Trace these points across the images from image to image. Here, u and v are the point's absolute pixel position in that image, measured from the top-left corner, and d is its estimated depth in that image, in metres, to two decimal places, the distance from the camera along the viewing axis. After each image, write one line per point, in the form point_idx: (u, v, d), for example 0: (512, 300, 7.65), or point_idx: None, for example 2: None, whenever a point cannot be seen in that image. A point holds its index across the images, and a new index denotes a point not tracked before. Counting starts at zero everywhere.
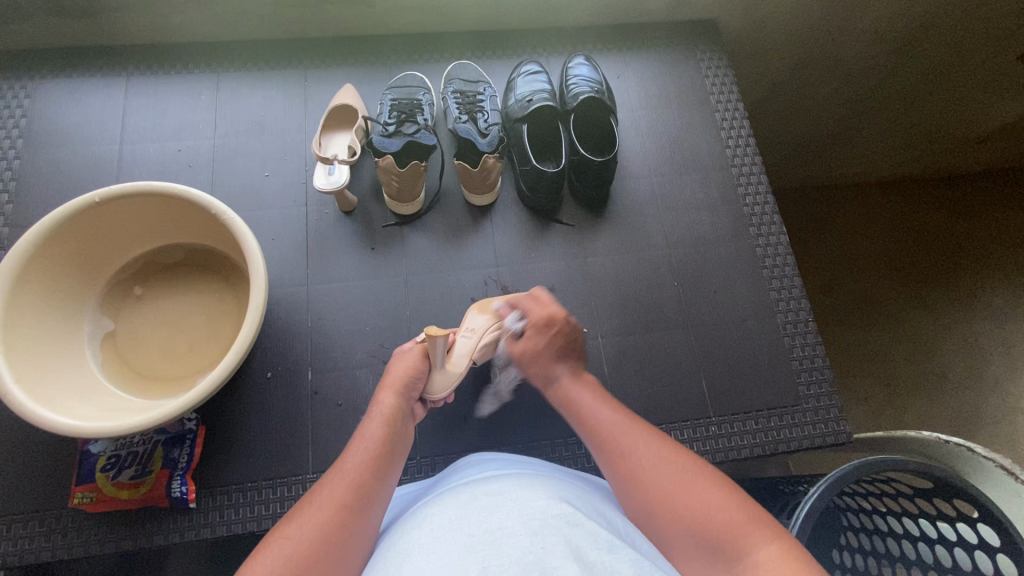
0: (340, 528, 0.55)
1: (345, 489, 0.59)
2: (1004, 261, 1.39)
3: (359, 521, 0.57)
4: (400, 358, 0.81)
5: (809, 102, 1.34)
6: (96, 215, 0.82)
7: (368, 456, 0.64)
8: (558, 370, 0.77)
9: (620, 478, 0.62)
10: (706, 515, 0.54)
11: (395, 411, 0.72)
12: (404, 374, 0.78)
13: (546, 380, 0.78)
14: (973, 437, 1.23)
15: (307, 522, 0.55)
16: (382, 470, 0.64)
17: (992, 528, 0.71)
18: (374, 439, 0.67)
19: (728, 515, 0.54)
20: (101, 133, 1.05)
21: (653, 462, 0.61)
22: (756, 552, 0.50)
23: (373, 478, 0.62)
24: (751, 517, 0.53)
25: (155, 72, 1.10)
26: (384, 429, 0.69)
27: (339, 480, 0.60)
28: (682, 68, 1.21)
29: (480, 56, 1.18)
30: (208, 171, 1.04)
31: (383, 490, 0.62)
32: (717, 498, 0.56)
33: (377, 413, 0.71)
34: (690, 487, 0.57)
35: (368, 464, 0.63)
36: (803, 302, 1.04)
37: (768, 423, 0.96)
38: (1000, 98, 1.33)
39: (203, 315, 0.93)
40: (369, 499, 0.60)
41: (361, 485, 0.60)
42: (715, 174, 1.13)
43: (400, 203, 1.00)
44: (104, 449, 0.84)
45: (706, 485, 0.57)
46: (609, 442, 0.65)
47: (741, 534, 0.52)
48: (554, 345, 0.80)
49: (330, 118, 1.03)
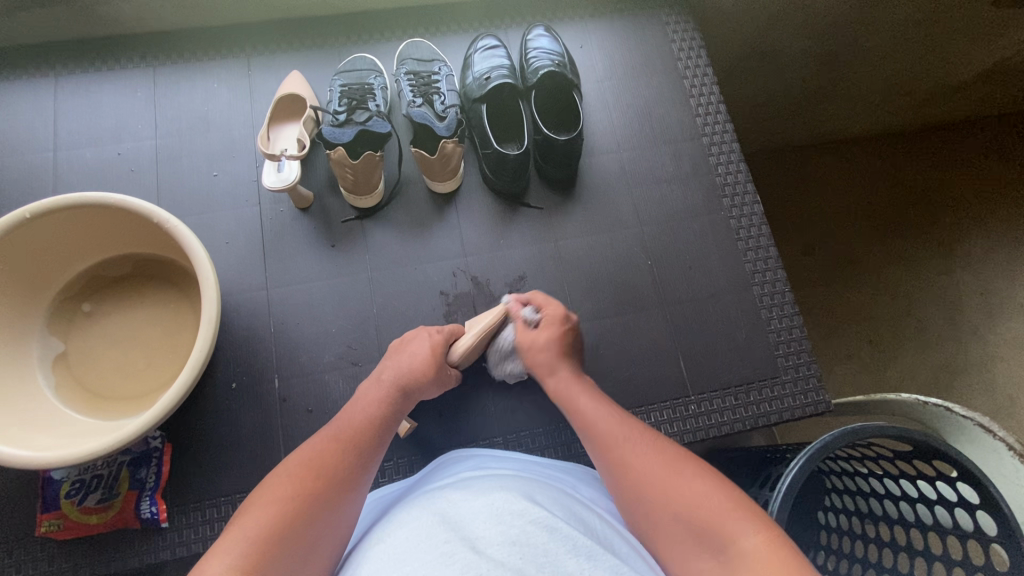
0: (328, 490, 0.57)
1: (335, 455, 0.60)
2: (981, 210, 1.38)
3: (339, 497, 0.57)
4: (414, 346, 0.79)
5: (782, 61, 1.28)
6: (29, 231, 0.76)
7: (358, 431, 0.65)
8: (561, 366, 0.76)
9: (609, 470, 0.62)
10: (692, 504, 0.54)
11: (389, 396, 0.71)
12: (407, 364, 0.75)
13: (549, 370, 0.76)
14: (952, 388, 1.24)
15: (296, 482, 0.56)
16: (374, 440, 0.65)
17: (970, 487, 0.70)
18: (368, 413, 0.67)
19: (710, 504, 0.53)
20: (33, 140, 0.98)
21: (644, 458, 0.60)
22: (739, 537, 0.50)
23: (365, 446, 0.63)
24: (739, 505, 0.53)
25: (86, 70, 1.03)
26: (377, 401, 0.69)
27: (331, 445, 0.62)
28: (647, 34, 1.15)
29: (432, 33, 1.11)
30: (153, 175, 0.98)
31: (372, 462, 0.63)
32: (705, 488, 0.55)
33: (370, 397, 0.70)
34: (680, 476, 0.57)
35: (360, 433, 0.64)
36: (779, 272, 1.02)
37: (748, 397, 0.95)
38: (976, 44, 1.28)
39: (161, 327, 0.89)
40: (356, 462, 0.61)
41: (350, 451, 0.62)
42: (685, 145, 1.09)
43: (358, 197, 0.95)
44: (66, 475, 0.81)
45: (696, 476, 0.57)
46: (607, 440, 0.64)
47: (720, 519, 0.52)
48: (565, 343, 0.79)
49: (277, 109, 0.97)
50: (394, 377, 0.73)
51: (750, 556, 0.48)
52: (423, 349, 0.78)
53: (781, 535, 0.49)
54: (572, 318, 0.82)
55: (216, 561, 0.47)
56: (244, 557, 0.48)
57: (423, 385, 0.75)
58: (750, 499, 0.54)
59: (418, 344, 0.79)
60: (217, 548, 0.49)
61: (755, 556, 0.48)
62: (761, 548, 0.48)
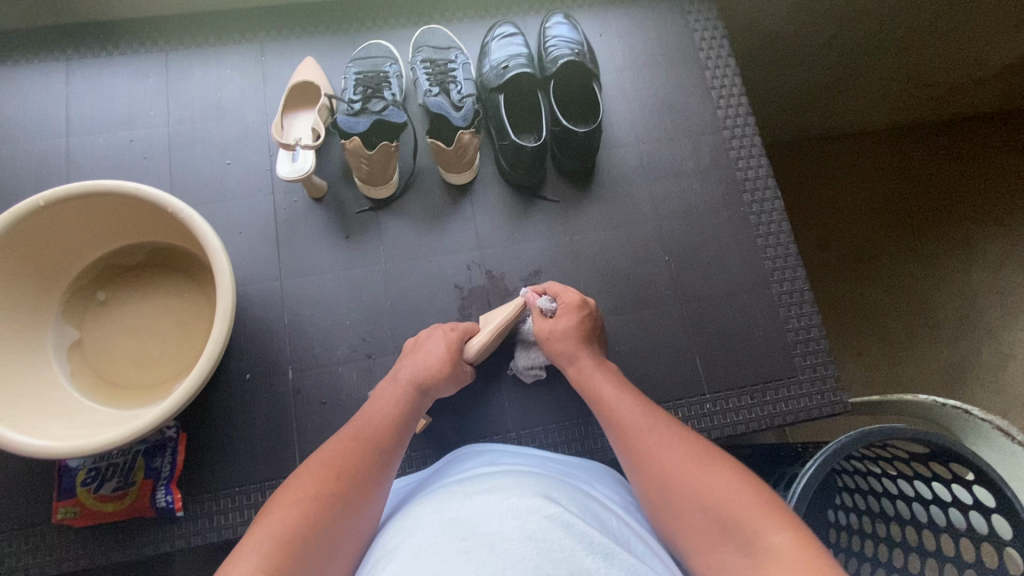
0: (348, 488, 0.57)
1: (354, 455, 0.61)
2: (1003, 206, 1.35)
3: (359, 497, 0.57)
4: (430, 345, 0.78)
5: (803, 51, 1.25)
6: (43, 219, 0.76)
7: (378, 429, 0.65)
8: (584, 352, 0.77)
9: (635, 463, 0.61)
10: (714, 498, 0.53)
11: (406, 396, 0.71)
12: (424, 364, 0.75)
13: (570, 360, 0.77)
14: (966, 387, 1.22)
15: (317, 481, 0.57)
16: (393, 439, 0.65)
17: (987, 490, 0.70)
18: (386, 414, 0.67)
19: (735, 499, 0.52)
20: (45, 124, 0.97)
21: (671, 452, 0.59)
22: (766, 533, 0.48)
23: (383, 446, 0.63)
24: (765, 503, 0.51)
25: (98, 53, 1.01)
26: (394, 403, 0.70)
27: (351, 444, 0.62)
28: (668, 22, 1.13)
29: (448, 19, 1.09)
30: (165, 162, 0.97)
31: (393, 461, 0.63)
32: (731, 484, 0.54)
33: (388, 396, 0.70)
34: (703, 472, 0.56)
35: (378, 434, 0.64)
36: (799, 270, 1.00)
37: (764, 397, 0.94)
38: (1006, 36, 1.24)
39: (174, 316, 0.89)
40: (376, 462, 0.61)
41: (370, 451, 0.62)
42: (705, 138, 1.06)
43: (372, 187, 0.94)
44: (83, 463, 0.82)
45: (718, 472, 0.56)
46: (631, 435, 0.64)
47: (745, 515, 0.51)
48: (583, 327, 0.80)
49: (291, 96, 0.96)
50: (411, 376, 0.73)
51: (773, 549, 0.47)
52: (439, 347, 0.78)
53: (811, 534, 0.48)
54: (591, 304, 0.83)
55: (241, 558, 0.47)
56: (272, 555, 0.48)
57: (440, 384, 0.74)
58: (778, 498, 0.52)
59: (434, 344, 0.79)
60: (243, 546, 0.49)
61: (781, 553, 0.46)
62: (788, 544, 0.47)
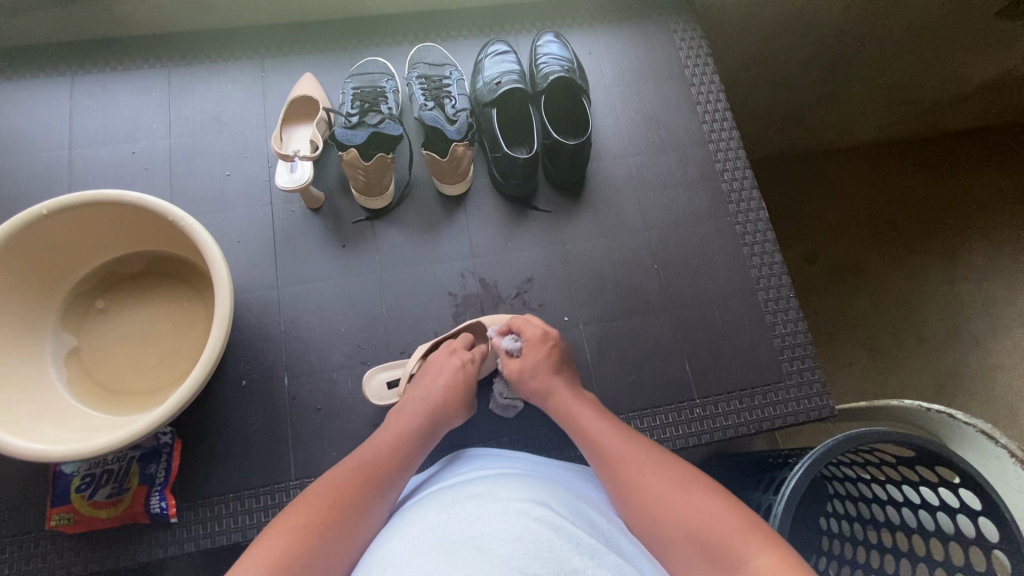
0: (345, 511, 0.58)
1: (359, 479, 0.62)
2: (983, 220, 1.39)
3: (360, 517, 0.58)
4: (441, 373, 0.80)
5: (785, 69, 1.29)
6: (44, 228, 0.77)
7: (387, 456, 0.66)
8: (559, 382, 0.79)
9: (617, 485, 0.62)
10: (703, 521, 0.54)
11: (416, 423, 0.72)
12: (434, 395, 0.77)
13: (547, 391, 0.79)
14: (952, 395, 1.25)
15: (317, 506, 0.57)
16: (400, 465, 0.66)
17: (973, 492, 0.70)
18: (397, 439, 0.69)
19: (722, 522, 0.53)
20: (48, 137, 1.00)
21: (653, 474, 0.61)
22: (752, 556, 0.49)
23: (390, 470, 0.65)
24: (748, 525, 0.53)
25: (102, 70, 1.04)
26: (407, 426, 0.72)
27: (359, 468, 0.63)
28: (655, 41, 1.17)
29: (444, 38, 1.13)
30: (166, 174, 0.99)
31: (398, 482, 0.64)
32: (715, 507, 0.55)
33: (398, 422, 0.72)
34: (687, 496, 0.57)
35: (387, 459, 0.66)
36: (784, 278, 1.03)
37: (752, 402, 0.96)
38: (978, 58, 1.29)
39: (171, 324, 0.90)
40: (374, 481, 0.62)
41: (367, 471, 0.63)
42: (691, 151, 1.10)
43: (369, 198, 0.96)
44: (78, 469, 0.82)
45: (704, 495, 0.57)
46: (613, 460, 0.65)
47: (732, 537, 0.52)
48: (569, 340, 0.85)
49: (291, 110, 0.99)
50: (424, 409, 0.75)
51: (762, 573, 0.48)
52: (453, 380, 0.79)
53: (793, 554, 0.49)
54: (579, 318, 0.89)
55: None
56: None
57: (451, 417, 0.77)
58: (761, 520, 0.54)
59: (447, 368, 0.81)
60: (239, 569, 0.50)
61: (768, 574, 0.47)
62: (775, 567, 0.48)
